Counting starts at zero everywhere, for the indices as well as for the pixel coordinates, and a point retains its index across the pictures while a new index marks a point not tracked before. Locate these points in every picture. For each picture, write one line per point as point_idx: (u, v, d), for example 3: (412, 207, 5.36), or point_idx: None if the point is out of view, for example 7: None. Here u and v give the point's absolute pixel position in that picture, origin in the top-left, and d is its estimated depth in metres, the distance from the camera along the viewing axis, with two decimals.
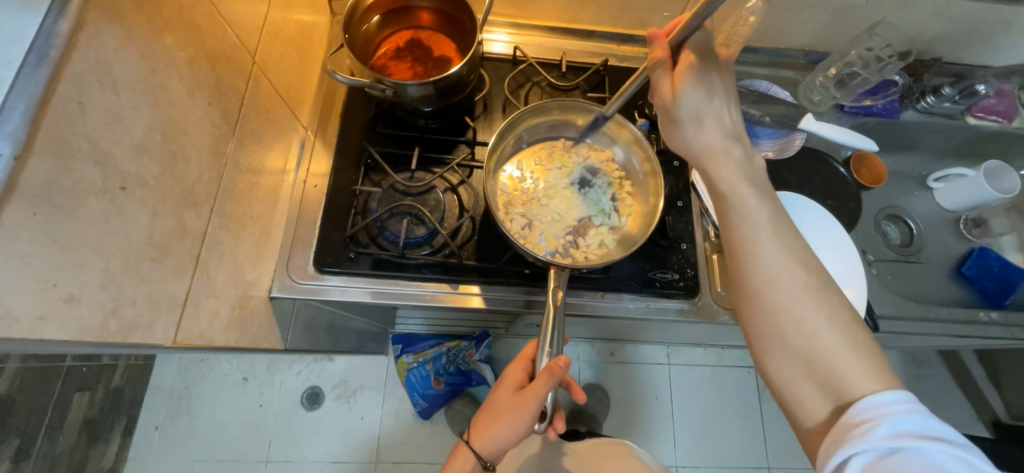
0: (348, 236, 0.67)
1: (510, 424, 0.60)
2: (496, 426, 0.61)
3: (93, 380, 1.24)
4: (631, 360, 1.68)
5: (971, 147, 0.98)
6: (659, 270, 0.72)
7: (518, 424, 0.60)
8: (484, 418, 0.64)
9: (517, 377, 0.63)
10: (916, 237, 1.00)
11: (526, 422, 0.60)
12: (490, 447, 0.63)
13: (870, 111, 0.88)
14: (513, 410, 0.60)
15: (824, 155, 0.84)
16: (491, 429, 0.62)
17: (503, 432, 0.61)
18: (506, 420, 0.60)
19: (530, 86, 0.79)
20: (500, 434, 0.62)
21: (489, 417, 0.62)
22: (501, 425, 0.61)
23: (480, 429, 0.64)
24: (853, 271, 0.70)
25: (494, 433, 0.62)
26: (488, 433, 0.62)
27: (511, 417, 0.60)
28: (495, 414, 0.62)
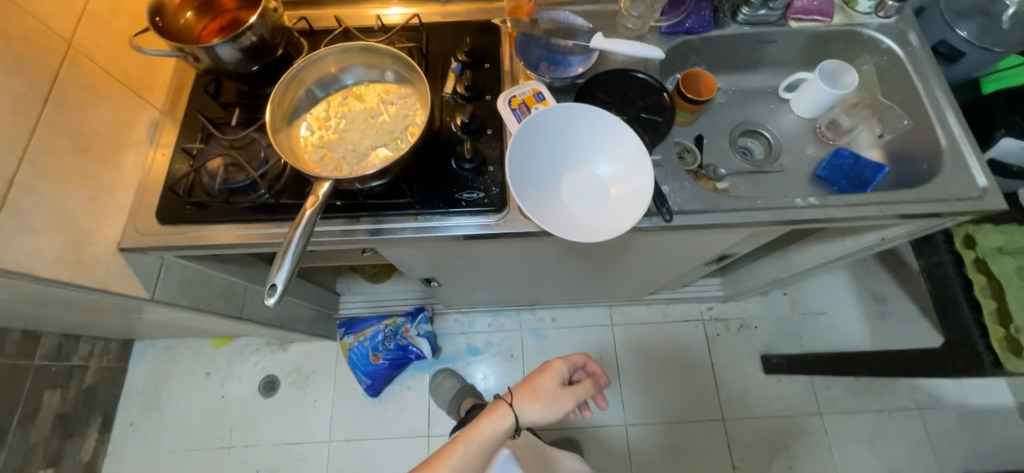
0: (183, 190, 0.77)
1: (561, 406, 0.82)
2: (546, 404, 0.81)
3: (63, 379, 1.38)
4: (574, 324, 1.70)
5: (812, 53, 0.99)
6: (465, 191, 0.79)
7: (561, 402, 0.82)
8: (535, 392, 0.82)
9: (560, 371, 0.86)
10: (775, 147, 1.02)
11: (571, 401, 0.83)
12: (528, 418, 0.80)
13: (683, 29, 0.92)
14: (557, 396, 0.82)
15: (634, 70, 0.89)
16: (534, 400, 0.81)
17: (547, 410, 0.81)
18: (568, 402, 0.83)
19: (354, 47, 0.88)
20: (553, 408, 0.82)
21: (545, 391, 0.82)
22: (546, 405, 0.81)
23: (524, 397, 0.81)
24: (635, 164, 0.76)
25: (534, 408, 0.80)
26: (531, 401, 0.80)
27: (565, 399, 0.83)
28: (538, 387, 0.83)
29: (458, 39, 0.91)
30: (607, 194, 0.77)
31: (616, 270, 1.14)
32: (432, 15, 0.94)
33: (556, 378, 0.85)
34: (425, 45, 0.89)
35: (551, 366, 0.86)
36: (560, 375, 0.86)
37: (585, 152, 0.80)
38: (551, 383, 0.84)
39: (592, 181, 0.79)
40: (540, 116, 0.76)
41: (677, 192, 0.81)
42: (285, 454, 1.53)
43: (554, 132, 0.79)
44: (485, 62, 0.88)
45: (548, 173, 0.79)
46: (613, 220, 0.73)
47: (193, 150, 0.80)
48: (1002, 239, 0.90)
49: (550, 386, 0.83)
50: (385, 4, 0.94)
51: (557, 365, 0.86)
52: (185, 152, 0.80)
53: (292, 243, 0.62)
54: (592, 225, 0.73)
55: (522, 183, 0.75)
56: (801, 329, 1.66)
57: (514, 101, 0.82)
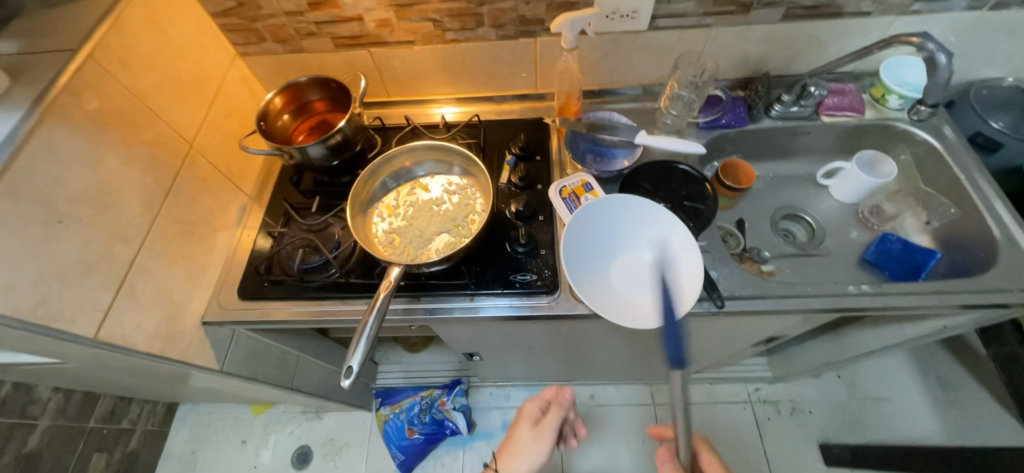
0: (264, 269, 0.85)
1: (538, 446, 0.88)
2: (524, 454, 0.87)
3: (111, 442, 1.42)
4: (613, 402, 1.64)
5: (847, 144, 1.04)
6: (519, 273, 0.83)
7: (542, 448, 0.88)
8: (513, 449, 0.88)
9: (531, 411, 0.94)
10: (818, 231, 1.04)
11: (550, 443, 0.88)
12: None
13: (721, 124, 0.99)
14: (534, 440, 0.88)
15: (675, 161, 0.96)
16: (514, 459, 0.86)
17: (529, 459, 0.87)
18: (546, 443, 0.88)
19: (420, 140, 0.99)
20: (531, 458, 0.87)
21: (523, 447, 0.87)
22: (525, 456, 0.87)
23: (505, 459, 0.87)
24: (683, 252, 0.80)
25: (518, 462, 0.86)
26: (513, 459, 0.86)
27: (539, 443, 0.88)
28: (516, 443, 0.89)
29: (511, 134, 1.01)
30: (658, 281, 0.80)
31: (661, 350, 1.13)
32: (488, 113, 1.06)
33: (528, 423, 0.92)
34: (483, 139, 1.00)
35: (526, 409, 0.94)
36: (530, 416, 0.93)
37: (634, 239, 0.84)
38: (525, 427, 0.91)
39: (642, 267, 0.83)
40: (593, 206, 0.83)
41: (725, 277, 0.83)
42: None
43: (604, 220, 0.84)
44: (536, 154, 0.98)
45: (600, 258, 0.83)
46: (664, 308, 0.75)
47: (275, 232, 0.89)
48: None
49: (525, 432, 0.91)
50: (438, 104, 1.08)
51: (527, 409, 0.94)
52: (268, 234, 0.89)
53: (366, 327, 0.67)
54: (645, 311, 0.75)
55: (576, 268, 0.79)
56: (862, 416, 1.54)
57: (564, 190, 0.89)
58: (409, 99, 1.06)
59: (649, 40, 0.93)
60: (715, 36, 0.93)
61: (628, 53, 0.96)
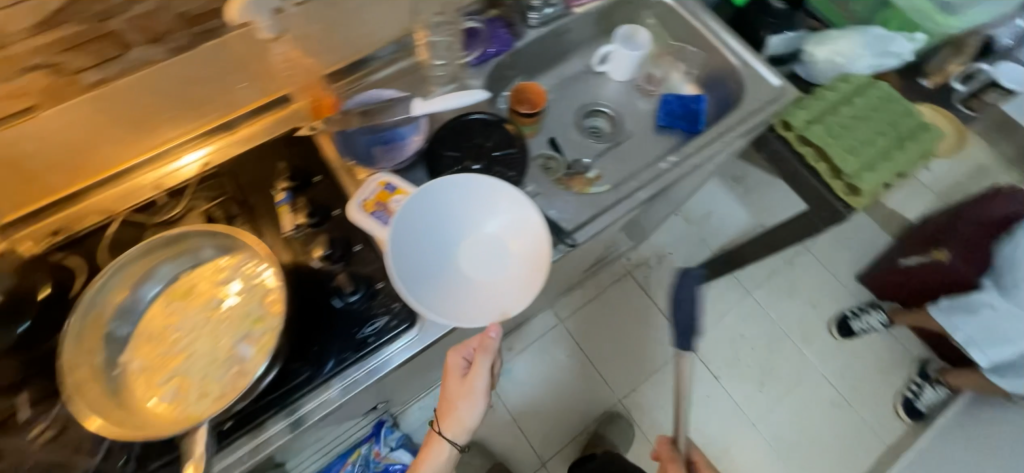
0: None
1: (472, 401, 0.81)
2: (460, 407, 0.81)
3: None
4: (530, 341, 1.68)
5: (603, 26, 1.06)
6: (365, 325, 0.69)
7: (470, 398, 0.81)
8: (449, 406, 0.82)
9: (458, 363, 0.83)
10: (616, 118, 1.08)
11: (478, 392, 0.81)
12: (457, 426, 0.81)
13: (492, 53, 0.92)
14: (461, 395, 0.81)
15: (467, 114, 0.86)
16: (453, 418, 0.81)
17: (466, 412, 0.82)
18: (474, 390, 0.80)
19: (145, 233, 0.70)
20: (468, 404, 0.81)
21: (456, 401, 0.81)
22: (462, 409, 0.82)
23: (447, 418, 0.82)
24: (520, 216, 0.74)
25: (459, 416, 0.82)
26: (452, 415, 0.81)
27: (472, 392, 0.80)
28: (451, 401, 0.82)
29: (269, 164, 0.78)
30: (510, 252, 0.74)
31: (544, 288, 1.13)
32: (230, 145, 0.79)
33: (455, 374, 0.83)
34: (236, 190, 0.76)
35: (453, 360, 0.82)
36: (460, 369, 0.83)
37: (468, 219, 0.75)
38: (456, 380, 0.82)
39: (488, 245, 0.75)
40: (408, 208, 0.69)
41: (563, 211, 0.81)
42: None
43: (429, 214, 0.72)
44: (314, 176, 0.78)
45: (443, 257, 0.72)
46: (522, 285, 0.70)
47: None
48: (805, 112, 1.04)
49: (459, 385, 0.82)
50: (175, 151, 0.77)
51: (452, 361, 0.83)
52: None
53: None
54: (508, 294, 0.70)
55: (422, 285, 0.68)
56: (703, 235, 1.86)
57: (367, 204, 0.73)
58: (110, 172, 0.74)
59: None
60: None
61: (352, 15, 0.77)
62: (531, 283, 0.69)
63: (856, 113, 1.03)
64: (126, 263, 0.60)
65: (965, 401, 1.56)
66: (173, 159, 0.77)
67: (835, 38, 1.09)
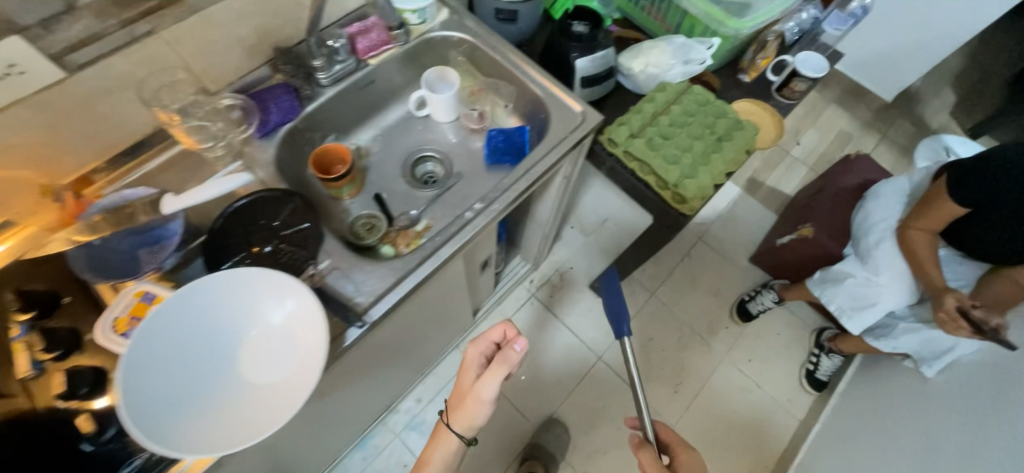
0: None
1: (483, 403, 0.96)
2: (470, 405, 0.97)
3: None
4: (440, 387, 1.61)
5: (412, 72, 1.03)
6: (124, 466, 0.61)
7: (478, 401, 0.96)
8: (463, 401, 0.98)
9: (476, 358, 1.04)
10: (445, 160, 1.04)
11: (485, 397, 0.95)
12: (466, 424, 0.97)
13: (275, 123, 0.85)
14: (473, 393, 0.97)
15: (251, 196, 0.79)
16: (462, 416, 0.97)
17: (473, 412, 0.97)
18: (488, 388, 0.95)
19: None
20: (476, 405, 0.96)
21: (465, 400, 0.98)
22: (471, 409, 0.97)
23: (459, 413, 0.98)
24: (300, 309, 0.66)
25: (467, 414, 0.97)
26: (463, 412, 0.98)
27: (482, 393, 0.95)
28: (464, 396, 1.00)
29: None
30: (296, 343, 0.66)
31: (404, 347, 1.07)
32: None
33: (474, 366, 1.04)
34: None
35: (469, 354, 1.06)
36: (478, 361, 1.04)
37: (248, 312, 0.67)
38: (477, 363, 1.04)
39: (274, 337, 0.68)
40: (158, 320, 0.60)
41: (364, 283, 0.75)
42: None
43: (190, 314, 0.63)
44: (63, 296, 0.69)
45: (206, 355, 0.65)
46: (286, 395, 0.63)
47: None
48: (625, 128, 1.04)
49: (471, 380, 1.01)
50: None
51: (472, 356, 1.04)
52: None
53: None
54: (288, 396, 0.63)
55: (175, 396, 0.61)
56: (600, 244, 1.86)
57: (119, 322, 0.65)
58: None
59: (93, 82, 0.68)
60: (179, 38, 0.73)
61: (83, 112, 0.69)
62: (308, 381, 0.62)
63: (674, 121, 1.05)
64: None
65: (857, 361, 1.64)
66: None
67: (647, 50, 1.11)
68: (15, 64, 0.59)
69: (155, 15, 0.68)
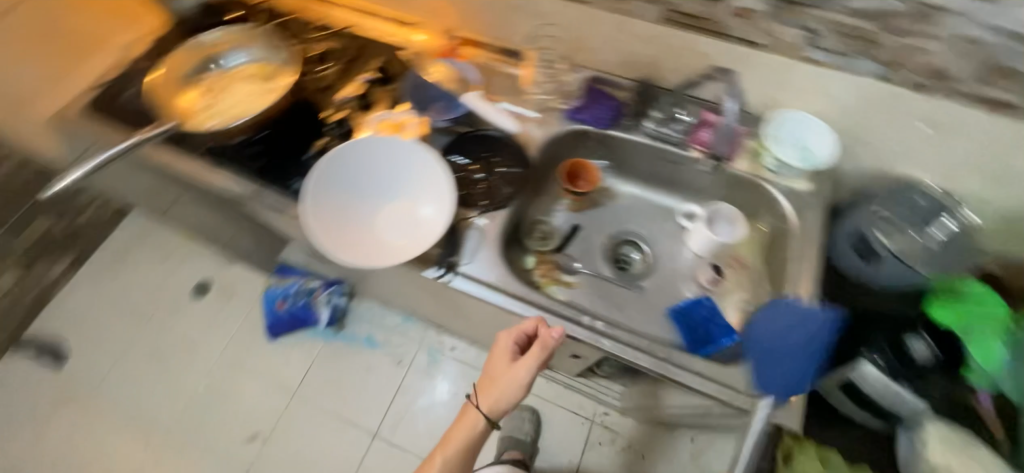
0: (110, 96, 0.94)
1: (517, 388, 0.76)
2: (502, 388, 0.76)
3: (63, 209, 1.71)
4: (470, 362, 1.70)
5: (717, 190, 0.93)
6: (298, 181, 0.87)
7: (514, 387, 0.76)
8: (492, 384, 0.78)
9: (507, 347, 0.78)
10: (647, 265, 0.97)
11: (519, 386, 0.76)
12: (497, 407, 0.78)
13: (579, 119, 0.91)
14: (506, 377, 0.77)
15: (510, 138, 0.92)
16: (491, 397, 0.77)
17: (505, 395, 0.77)
18: (520, 376, 0.76)
19: (295, 35, 1.01)
20: (510, 386, 0.77)
21: (496, 377, 0.77)
22: (503, 390, 0.77)
23: (486, 395, 0.78)
24: (441, 208, 0.82)
25: (500, 396, 0.77)
26: (495, 395, 0.77)
27: (513, 373, 0.76)
28: (495, 379, 0.78)
29: (377, 57, 0.98)
30: (422, 227, 0.83)
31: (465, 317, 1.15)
32: (378, 32, 1.00)
33: (502, 354, 0.78)
34: (351, 53, 0.98)
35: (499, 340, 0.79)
36: (511, 352, 0.78)
37: (418, 181, 0.85)
38: (507, 345, 0.78)
39: (416, 209, 0.84)
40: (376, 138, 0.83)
41: (477, 259, 0.83)
42: (182, 347, 1.74)
43: (388, 155, 0.85)
44: (390, 81, 0.96)
45: (375, 189, 0.86)
46: (395, 251, 0.81)
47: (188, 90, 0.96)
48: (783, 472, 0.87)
49: (501, 366, 0.78)
50: (387, 25, 1.01)
51: (501, 343, 0.78)
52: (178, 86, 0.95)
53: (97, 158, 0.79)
54: (394, 253, 0.80)
55: (340, 197, 0.83)
56: None
57: (383, 121, 0.91)
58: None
59: (531, 2, 0.85)
60: (598, 22, 0.83)
61: (510, 12, 0.89)
62: (406, 255, 0.79)
63: None
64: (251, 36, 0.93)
65: None
66: (383, 25, 1.01)
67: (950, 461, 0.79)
68: None
69: None
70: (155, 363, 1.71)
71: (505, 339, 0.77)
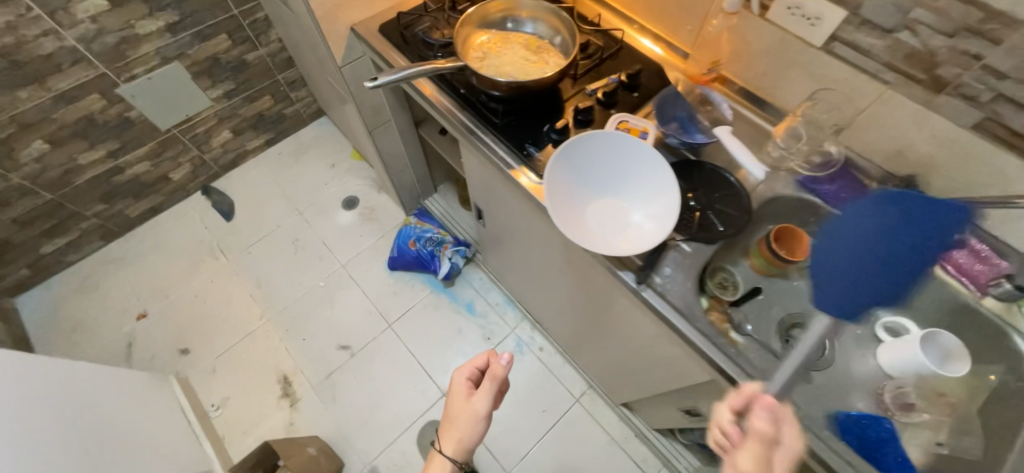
0: (406, 24, 1.11)
1: (474, 418, 0.93)
2: (459, 428, 0.93)
3: (280, 98, 2.00)
4: (552, 369, 1.69)
5: (941, 315, 0.85)
6: (533, 147, 0.93)
7: (469, 424, 0.93)
8: (452, 427, 0.94)
9: (463, 381, 0.97)
10: (825, 359, 0.89)
11: (481, 409, 0.93)
12: (459, 447, 0.92)
13: (817, 191, 0.89)
14: (462, 420, 0.93)
15: (731, 179, 0.91)
16: (454, 438, 0.92)
17: (466, 433, 0.93)
18: (481, 399, 0.93)
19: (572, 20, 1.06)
20: (469, 423, 0.93)
21: (453, 423, 0.94)
22: (463, 429, 0.93)
23: (447, 442, 0.93)
24: (662, 215, 0.81)
25: (458, 435, 0.93)
26: (452, 439, 0.92)
27: (473, 410, 0.94)
28: (452, 422, 0.94)
29: (634, 64, 1.03)
30: (638, 229, 0.82)
31: (598, 329, 1.15)
32: (641, 43, 1.08)
33: (460, 390, 0.97)
34: (612, 53, 1.05)
35: (456, 386, 0.98)
36: (465, 388, 0.96)
37: (639, 184, 0.85)
38: (461, 400, 0.96)
39: (633, 211, 0.85)
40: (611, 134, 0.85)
41: (673, 280, 0.81)
42: (317, 247, 1.92)
43: (615, 152, 0.86)
44: (636, 91, 1.00)
45: (595, 181, 0.87)
46: (612, 246, 0.81)
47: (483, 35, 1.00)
48: None
49: (458, 407, 0.95)
50: (650, 42, 1.08)
51: (458, 377, 0.98)
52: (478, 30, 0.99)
53: (407, 69, 0.85)
54: (611, 247, 0.81)
55: (566, 181, 0.86)
56: None
57: (623, 124, 0.93)
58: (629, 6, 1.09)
59: (820, 64, 0.85)
60: (885, 104, 0.81)
61: (789, 66, 0.90)
62: (625, 251, 0.79)
63: None
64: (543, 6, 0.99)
65: None
66: (648, 41, 1.08)
67: None
68: (819, 18, 0.80)
69: (912, 82, 0.76)
70: (291, 250, 1.91)
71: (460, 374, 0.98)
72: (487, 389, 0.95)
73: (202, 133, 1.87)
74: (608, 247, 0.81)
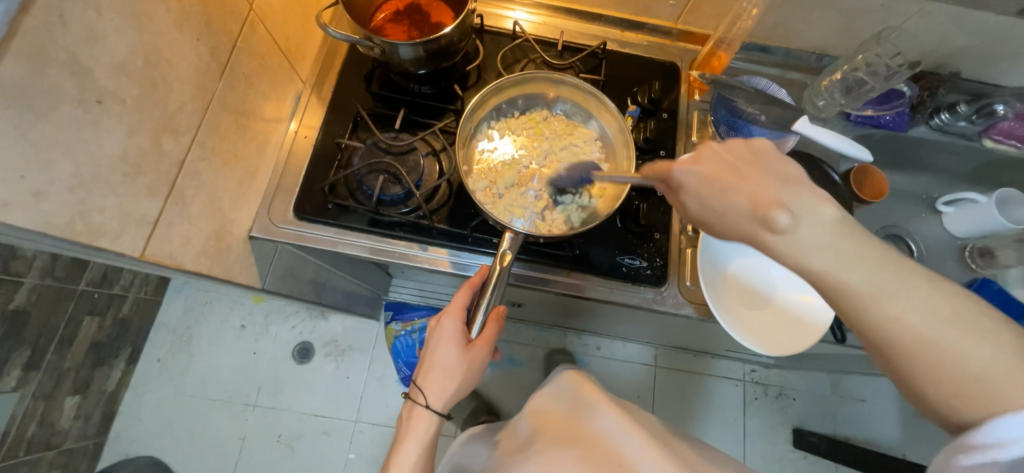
0: (329, 187, 0.70)
1: (453, 376, 0.58)
2: (455, 373, 0.58)
3: (103, 307, 1.32)
4: None
5: (986, 176, 0.92)
6: (627, 256, 0.72)
7: (474, 366, 0.59)
8: (438, 367, 0.58)
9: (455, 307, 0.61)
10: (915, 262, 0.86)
11: (477, 370, 0.60)
12: (445, 401, 0.58)
13: (877, 123, 0.84)
14: (463, 365, 0.58)
15: (820, 160, 0.82)
16: (445, 384, 0.58)
17: (458, 389, 0.59)
18: (479, 358, 0.59)
19: (545, 61, 0.78)
20: (467, 374, 0.59)
21: (444, 367, 0.58)
22: (454, 387, 0.58)
23: (427, 381, 0.58)
24: (816, 277, 0.68)
25: (452, 390, 0.58)
26: (441, 381, 0.58)
27: (462, 367, 0.58)
28: (435, 361, 0.59)
29: (639, 77, 0.82)
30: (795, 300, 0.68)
31: (713, 339, 1.08)
32: (616, 40, 0.85)
33: (443, 341, 0.59)
34: (607, 75, 0.81)
35: (437, 329, 0.61)
36: (459, 336, 0.59)
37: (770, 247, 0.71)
38: (448, 360, 0.58)
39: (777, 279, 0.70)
40: None
41: None
42: (310, 426, 1.47)
43: None
44: (663, 112, 0.79)
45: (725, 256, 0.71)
46: (781, 331, 0.66)
47: (484, 148, 0.72)
48: None
49: (444, 349, 0.59)
50: (625, 34, 0.86)
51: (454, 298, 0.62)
52: (474, 144, 0.72)
53: (490, 290, 0.58)
54: (781, 336, 0.65)
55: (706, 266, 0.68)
56: None
57: None
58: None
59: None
60: (926, 15, 0.74)
61: (813, 8, 0.76)
62: (797, 339, 0.65)
63: None
64: (534, 80, 0.72)
65: None
66: (622, 34, 0.85)
67: None
68: None
69: None
70: (284, 451, 1.45)
71: (457, 298, 0.61)
72: (457, 318, 0.60)
73: (38, 430, 1.21)
74: (775, 333, 0.66)
